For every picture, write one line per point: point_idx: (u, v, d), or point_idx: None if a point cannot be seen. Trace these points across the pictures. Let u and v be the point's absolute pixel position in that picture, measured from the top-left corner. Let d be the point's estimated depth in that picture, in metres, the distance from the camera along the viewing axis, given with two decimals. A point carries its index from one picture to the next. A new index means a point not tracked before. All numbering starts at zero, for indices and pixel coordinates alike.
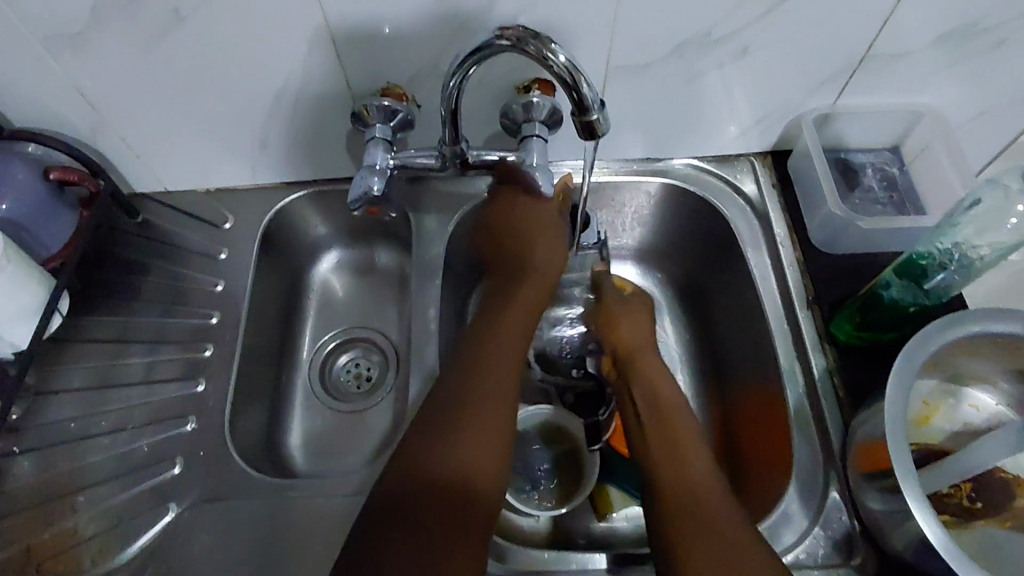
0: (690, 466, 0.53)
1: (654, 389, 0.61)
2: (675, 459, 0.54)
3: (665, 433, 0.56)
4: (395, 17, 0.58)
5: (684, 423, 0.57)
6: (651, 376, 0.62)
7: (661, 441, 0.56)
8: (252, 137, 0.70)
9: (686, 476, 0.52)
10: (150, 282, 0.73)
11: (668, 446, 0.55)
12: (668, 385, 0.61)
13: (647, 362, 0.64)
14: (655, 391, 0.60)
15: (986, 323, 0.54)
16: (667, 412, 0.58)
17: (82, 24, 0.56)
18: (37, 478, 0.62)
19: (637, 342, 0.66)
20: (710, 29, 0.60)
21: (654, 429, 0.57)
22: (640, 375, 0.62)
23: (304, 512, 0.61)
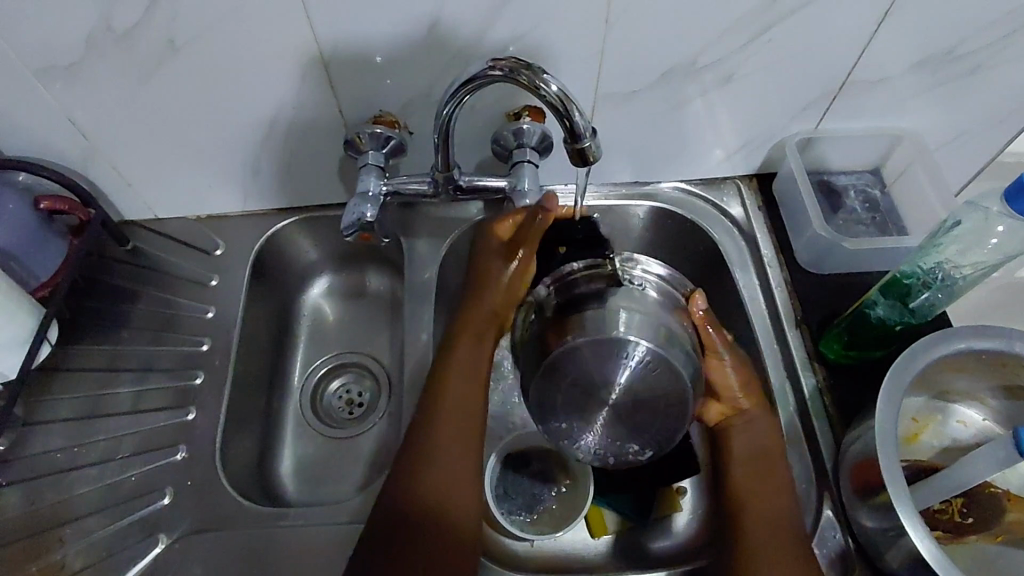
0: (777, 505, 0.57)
1: (759, 453, 0.59)
2: (778, 533, 0.55)
3: (766, 500, 0.57)
4: (388, 47, 0.59)
5: (774, 488, 0.58)
6: (761, 442, 0.60)
7: (755, 484, 0.58)
8: (245, 165, 0.70)
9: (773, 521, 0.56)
10: (139, 310, 0.73)
11: (762, 497, 0.57)
12: (774, 452, 0.59)
13: (757, 425, 0.61)
14: (761, 454, 0.59)
15: (971, 340, 0.56)
16: (756, 479, 0.58)
17: (76, 55, 0.56)
18: (22, 511, 0.61)
19: (755, 412, 0.61)
20: (695, 57, 0.62)
21: (754, 497, 0.58)
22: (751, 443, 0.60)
23: (297, 540, 0.60)
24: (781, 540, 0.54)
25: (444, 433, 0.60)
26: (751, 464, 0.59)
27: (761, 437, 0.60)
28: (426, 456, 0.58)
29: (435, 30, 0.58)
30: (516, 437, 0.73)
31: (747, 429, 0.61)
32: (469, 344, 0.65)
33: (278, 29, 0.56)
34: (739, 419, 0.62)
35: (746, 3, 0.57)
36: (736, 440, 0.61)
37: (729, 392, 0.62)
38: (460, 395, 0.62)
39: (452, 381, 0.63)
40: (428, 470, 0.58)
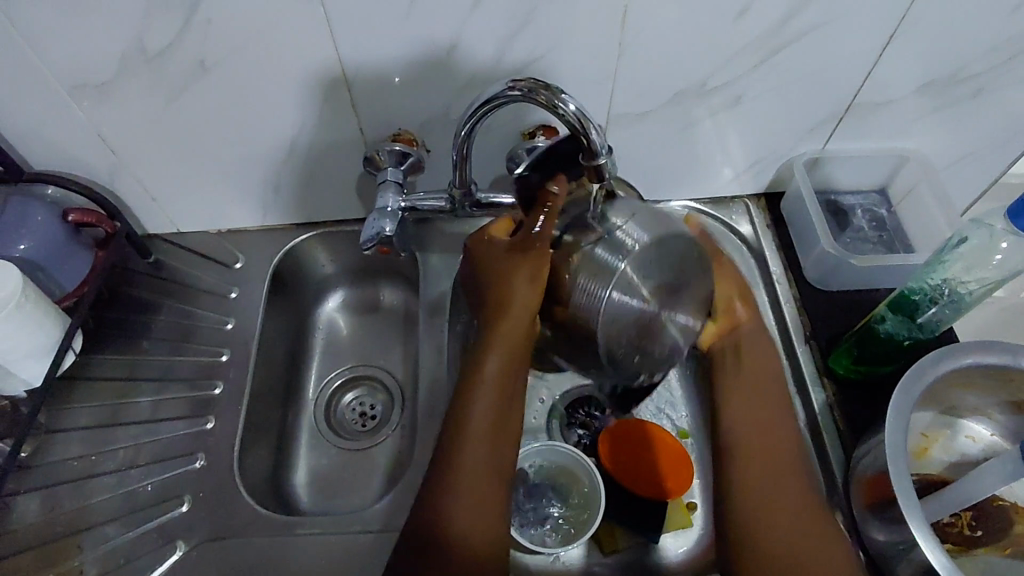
0: (789, 497, 0.55)
1: (749, 364, 0.61)
2: (772, 441, 0.58)
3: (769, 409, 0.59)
4: (408, 68, 0.61)
5: (782, 423, 0.59)
6: (783, 432, 0.59)
7: (772, 478, 0.56)
8: (266, 180, 0.72)
9: (778, 509, 0.55)
10: (159, 320, 0.74)
11: (778, 486, 0.56)
12: (768, 357, 0.61)
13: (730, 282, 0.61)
14: (748, 352, 0.61)
15: (978, 355, 0.57)
16: (754, 464, 0.57)
17: (109, 74, 0.58)
18: (42, 517, 0.62)
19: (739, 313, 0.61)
20: (705, 79, 0.63)
21: (756, 403, 0.60)
22: (743, 345, 0.61)
23: (312, 548, 0.61)
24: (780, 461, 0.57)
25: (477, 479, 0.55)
26: (743, 377, 0.60)
27: (744, 339, 0.61)
28: (443, 491, 0.54)
29: (454, 53, 0.60)
30: (543, 450, 0.72)
31: (750, 344, 0.61)
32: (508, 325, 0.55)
33: (304, 50, 0.58)
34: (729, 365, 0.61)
35: (755, 28, 0.59)
36: (738, 351, 0.61)
37: (727, 305, 0.61)
38: (489, 420, 0.56)
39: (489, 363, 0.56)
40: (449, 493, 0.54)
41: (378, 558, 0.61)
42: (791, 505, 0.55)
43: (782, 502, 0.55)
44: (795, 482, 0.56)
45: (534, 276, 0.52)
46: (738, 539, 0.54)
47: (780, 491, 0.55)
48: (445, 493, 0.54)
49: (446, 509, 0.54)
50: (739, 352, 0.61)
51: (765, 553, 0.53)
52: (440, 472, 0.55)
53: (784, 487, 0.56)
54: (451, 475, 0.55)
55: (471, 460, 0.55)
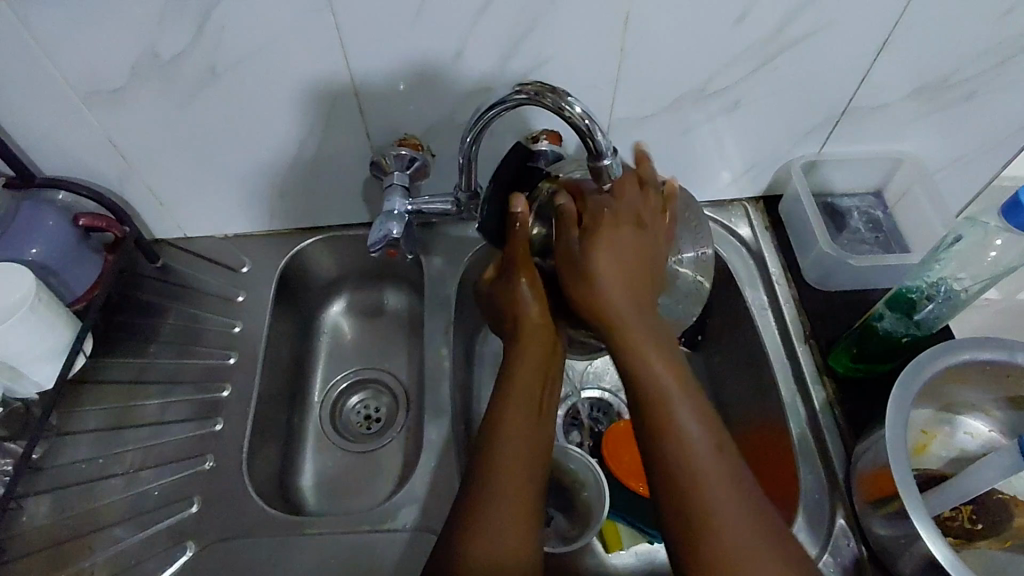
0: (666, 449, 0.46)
1: (597, 309, 0.50)
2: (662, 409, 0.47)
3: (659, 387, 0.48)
4: (414, 75, 0.62)
5: (666, 383, 0.48)
6: (655, 365, 0.48)
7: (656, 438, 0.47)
8: (273, 185, 0.73)
9: (683, 475, 0.45)
10: (167, 324, 0.75)
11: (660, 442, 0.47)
12: (626, 306, 0.50)
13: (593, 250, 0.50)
14: (617, 321, 0.49)
15: (974, 351, 0.58)
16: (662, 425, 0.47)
17: (121, 80, 0.60)
18: (53, 519, 0.63)
19: (604, 243, 0.50)
20: (705, 84, 0.65)
21: (651, 391, 0.48)
22: (598, 308, 0.50)
23: (322, 547, 0.62)
24: (680, 447, 0.46)
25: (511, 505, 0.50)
26: (617, 319, 0.49)
27: (610, 309, 0.49)
28: (471, 531, 0.49)
29: (460, 59, 0.61)
30: None
31: (621, 316, 0.49)
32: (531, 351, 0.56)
33: (313, 57, 0.60)
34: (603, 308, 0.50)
35: (752, 34, 0.61)
36: (626, 334, 0.49)
37: (590, 270, 0.50)
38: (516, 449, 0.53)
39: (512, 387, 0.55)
40: (473, 534, 0.49)
41: (387, 557, 0.61)
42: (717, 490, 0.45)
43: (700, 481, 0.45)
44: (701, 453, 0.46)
45: (535, 286, 0.57)
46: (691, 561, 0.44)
47: (688, 466, 0.46)
48: (470, 534, 0.49)
49: (480, 538, 0.49)
50: (615, 326, 0.50)
51: (714, 562, 0.43)
52: (461, 517, 0.50)
53: (696, 473, 0.45)
54: (480, 501, 0.50)
55: (506, 485, 0.51)
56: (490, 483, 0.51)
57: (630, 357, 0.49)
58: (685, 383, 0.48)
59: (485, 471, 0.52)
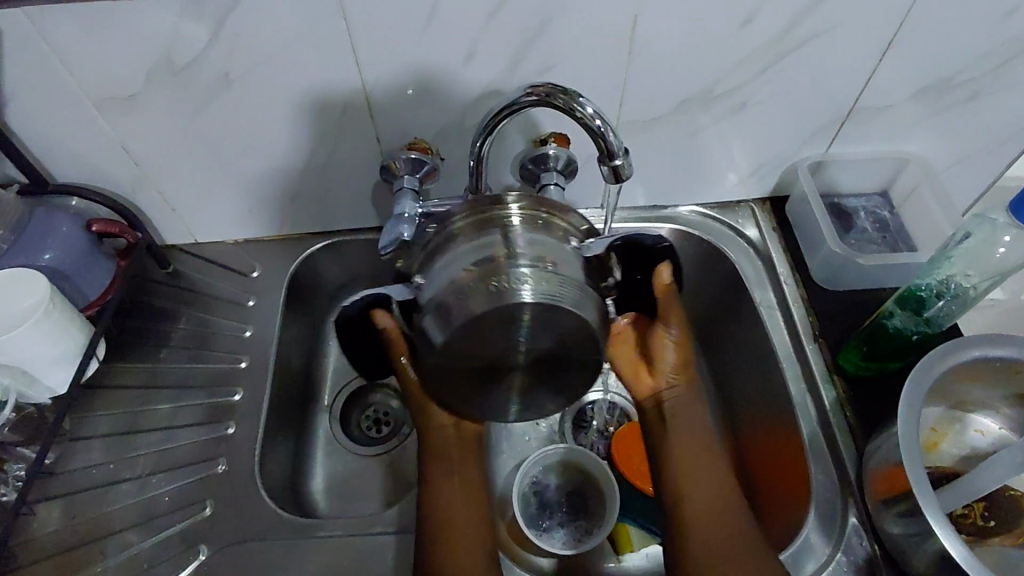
0: (707, 489, 0.58)
1: (676, 410, 0.62)
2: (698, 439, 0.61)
3: (683, 431, 0.61)
4: (424, 81, 0.63)
5: (703, 445, 0.60)
6: (699, 434, 0.61)
7: (689, 487, 0.58)
8: (283, 190, 0.74)
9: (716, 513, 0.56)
10: (178, 328, 0.75)
11: (703, 490, 0.58)
12: (687, 401, 0.63)
13: (659, 344, 0.62)
14: (676, 409, 0.62)
15: (985, 348, 0.58)
16: (688, 474, 0.59)
17: (135, 87, 0.60)
18: (65, 524, 0.63)
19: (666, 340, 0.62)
20: (711, 86, 0.66)
21: (685, 436, 0.61)
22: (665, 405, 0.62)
23: (334, 551, 0.62)
24: (703, 469, 0.59)
25: (460, 554, 0.55)
26: (686, 411, 0.62)
27: (674, 404, 0.62)
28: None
29: (469, 64, 0.62)
30: (570, 456, 0.73)
31: (677, 401, 0.62)
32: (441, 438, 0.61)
33: (325, 65, 0.61)
34: (673, 408, 0.62)
35: (759, 37, 0.61)
36: (673, 412, 0.62)
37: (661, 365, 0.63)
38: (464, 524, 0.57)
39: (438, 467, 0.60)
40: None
41: (399, 559, 0.61)
42: (715, 497, 0.57)
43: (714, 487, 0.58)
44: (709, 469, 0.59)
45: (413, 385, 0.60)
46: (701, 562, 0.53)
47: (703, 484, 0.58)
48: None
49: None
50: (670, 413, 0.62)
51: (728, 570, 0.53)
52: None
53: (712, 505, 0.57)
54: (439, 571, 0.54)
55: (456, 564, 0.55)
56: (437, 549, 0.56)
57: (675, 428, 0.61)
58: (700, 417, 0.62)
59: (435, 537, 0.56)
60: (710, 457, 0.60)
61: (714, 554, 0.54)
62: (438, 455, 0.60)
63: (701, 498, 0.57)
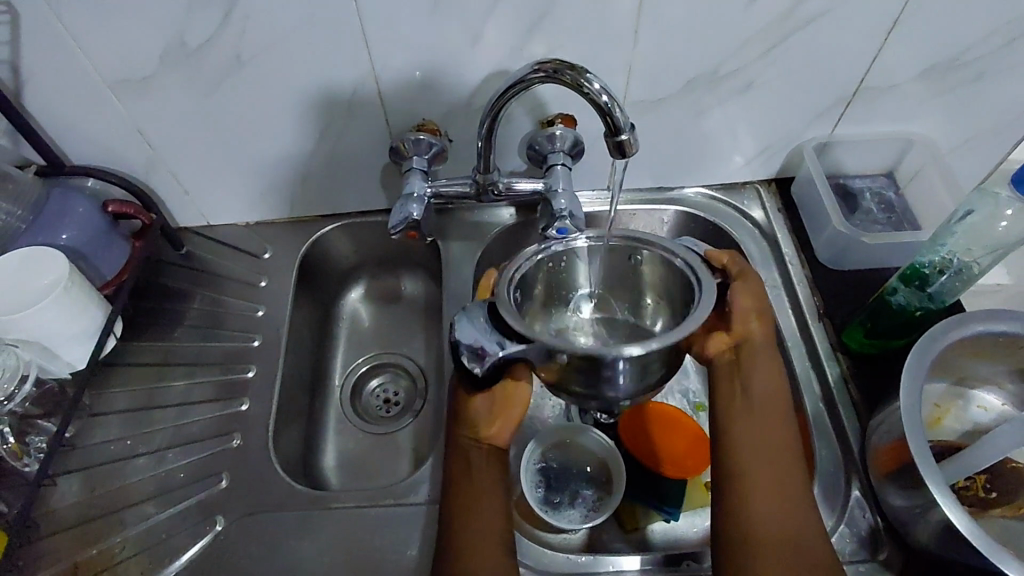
0: (768, 460, 0.56)
1: (752, 363, 0.61)
2: (773, 398, 0.59)
3: (758, 393, 0.59)
4: (432, 61, 0.64)
5: (769, 407, 0.59)
6: (767, 384, 0.60)
7: (752, 453, 0.56)
8: (293, 172, 0.75)
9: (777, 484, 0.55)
10: (192, 308, 0.77)
11: (763, 459, 0.56)
12: (762, 348, 0.61)
13: (739, 297, 0.62)
14: (747, 359, 0.61)
15: (989, 323, 0.58)
16: (750, 438, 0.57)
17: (149, 69, 0.61)
18: (84, 496, 0.65)
19: (749, 290, 0.62)
20: (717, 67, 0.66)
21: (756, 396, 0.59)
22: (740, 356, 0.61)
23: (346, 523, 0.63)
24: (773, 436, 0.58)
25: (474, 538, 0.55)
26: (760, 363, 0.61)
27: (745, 345, 0.61)
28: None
29: (477, 45, 0.63)
30: (574, 432, 0.76)
31: (752, 349, 0.61)
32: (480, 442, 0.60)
33: (334, 47, 0.62)
34: (745, 359, 0.61)
35: (764, 16, 0.62)
36: (744, 362, 0.61)
37: (741, 317, 0.62)
38: (486, 517, 0.57)
39: (465, 464, 0.59)
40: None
41: (409, 531, 0.63)
42: (781, 468, 0.56)
43: (780, 448, 0.57)
44: (776, 436, 0.57)
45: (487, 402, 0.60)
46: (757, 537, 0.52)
47: (765, 456, 0.56)
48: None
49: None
50: (739, 363, 0.61)
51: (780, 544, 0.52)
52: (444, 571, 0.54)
53: (767, 477, 0.55)
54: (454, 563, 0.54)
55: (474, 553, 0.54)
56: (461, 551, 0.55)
57: (745, 372, 0.60)
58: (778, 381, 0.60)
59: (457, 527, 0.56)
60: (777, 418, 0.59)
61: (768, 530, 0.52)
62: (474, 456, 0.60)
63: (766, 469, 0.56)
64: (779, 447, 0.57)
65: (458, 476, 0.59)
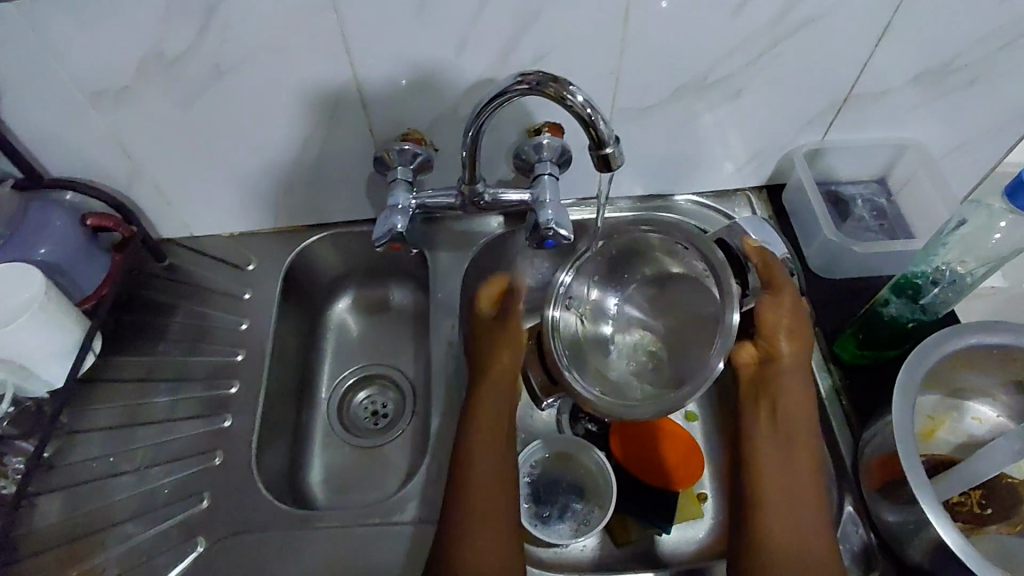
0: (794, 470, 0.57)
1: (785, 377, 0.61)
2: (800, 410, 0.60)
3: (786, 409, 0.60)
4: (416, 69, 0.63)
5: (796, 418, 0.60)
6: (796, 396, 0.61)
7: (782, 463, 0.58)
8: (278, 183, 0.74)
9: (798, 494, 0.56)
10: (175, 322, 0.75)
11: (786, 469, 0.57)
12: (797, 360, 0.62)
13: (770, 310, 0.62)
14: (777, 370, 0.61)
15: (982, 335, 0.58)
16: (778, 449, 0.58)
17: (127, 81, 0.60)
18: (65, 516, 0.64)
19: (779, 304, 0.62)
20: (706, 74, 0.65)
21: (784, 413, 0.60)
22: (770, 368, 0.62)
23: (332, 541, 0.62)
24: (798, 452, 0.58)
25: (478, 526, 0.56)
26: (793, 376, 0.61)
27: (779, 353, 0.62)
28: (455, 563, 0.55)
29: (461, 53, 0.61)
30: (562, 442, 0.74)
31: (785, 364, 0.62)
32: (486, 425, 0.63)
33: (316, 56, 0.60)
34: (774, 372, 0.62)
35: (752, 22, 0.61)
36: (776, 374, 0.61)
37: (772, 331, 0.62)
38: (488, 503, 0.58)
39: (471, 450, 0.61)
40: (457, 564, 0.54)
41: (396, 549, 0.62)
42: (806, 479, 0.57)
43: (802, 456, 0.58)
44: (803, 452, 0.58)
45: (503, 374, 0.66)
46: (774, 546, 0.54)
47: (791, 471, 0.57)
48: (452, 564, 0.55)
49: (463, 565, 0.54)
50: (770, 374, 0.62)
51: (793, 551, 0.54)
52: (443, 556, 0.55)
53: (786, 487, 0.56)
54: (455, 547, 0.55)
55: (477, 541, 0.56)
56: (461, 538, 0.56)
57: (775, 383, 0.61)
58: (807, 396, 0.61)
59: (458, 512, 0.57)
60: (804, 428, 0.60)
61: (789, 541, 0.54)
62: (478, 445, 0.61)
63: (788, 477, 0.57)
64: (802, 459, 0.58)
65: (465, 456, 0.60)
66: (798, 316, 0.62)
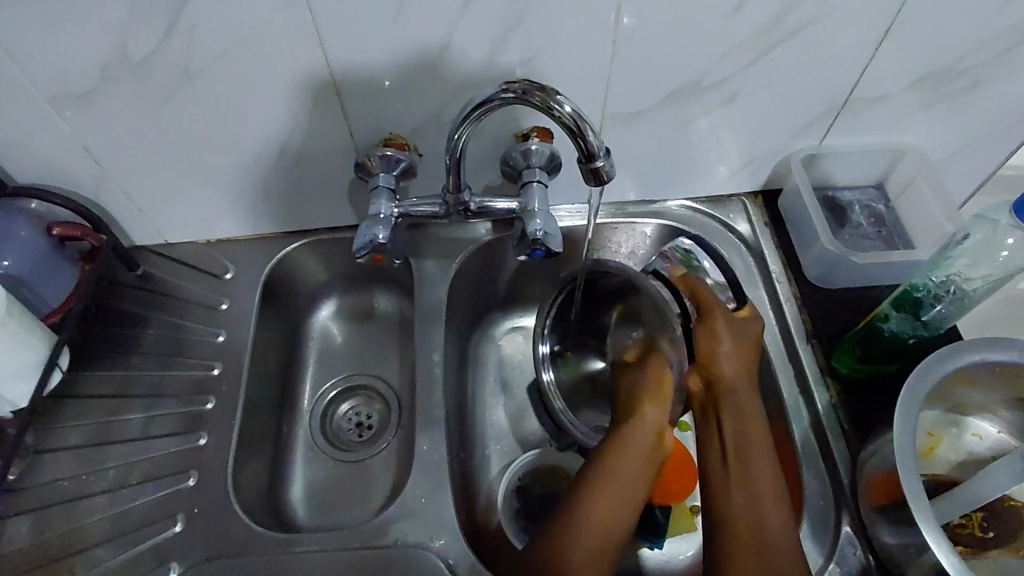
0: (753, 489, 0.55)
1: (732, 397, 0.60)
2: (752, 428, 0.58)
3: (735, 433, 0.58)
4: (398, 72, 0.60)
5: (752, 438, 0.58)
6: (746, 415, 0.59)
7: (740, 484, 0.55)
8: (255, 190, 0.71)
9: (759, 514, 0.53)
10: (148, 334, 0.73)
11: (744, 488, 0.55)
12: (739, 380, 0.61)
13: (704, 335, 0.63)
14: (722, 389, 0.60)
15: (985, 352, 0.56)
16: (736, 471, 0.56)
17: (90, 85, 0.57)
18: (32, 541, 0.61)
19: (716, 329, 0.63)
20: (700, 77, 0.62)
21: (733, 438, 0.58)
22: (716, 389, 0.61)
23: (312, 566, 0.60)
24: (756, 478, 0.55)
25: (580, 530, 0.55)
26: (738, 395, 0.60)
27: (722, 374, 0.61)
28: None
29: (446, 54, 0.58)
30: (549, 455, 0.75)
31: (730, 385, 0.60)
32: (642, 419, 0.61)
33: (291, 58, 0.57)
34: (720, 395, 0.60)
35: (748, 25, 0.58)
36: (722, 394, 0.60)
37: (710, 354, 0.62)
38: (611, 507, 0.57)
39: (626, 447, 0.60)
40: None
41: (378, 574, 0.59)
42: (766, 497, 0.54)
43: (762, 475, 0.56)
44: (762, 472, 0.56)
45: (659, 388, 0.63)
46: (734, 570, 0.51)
47: (752, 493, 0.54)
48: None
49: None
50: (718, 394, 0.61)
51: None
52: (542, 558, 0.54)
53: (745, 509, 0.54)
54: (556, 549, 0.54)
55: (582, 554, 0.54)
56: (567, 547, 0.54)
57: (720, 405, 0.60)
58: (762, 417, 0.59)
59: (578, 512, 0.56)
60: (759, 445, 0.57)
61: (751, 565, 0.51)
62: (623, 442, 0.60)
63: (747, 498, 0.54)
64: (762, 476, 0.55)
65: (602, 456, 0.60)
66: (736, 335, 0.62)
